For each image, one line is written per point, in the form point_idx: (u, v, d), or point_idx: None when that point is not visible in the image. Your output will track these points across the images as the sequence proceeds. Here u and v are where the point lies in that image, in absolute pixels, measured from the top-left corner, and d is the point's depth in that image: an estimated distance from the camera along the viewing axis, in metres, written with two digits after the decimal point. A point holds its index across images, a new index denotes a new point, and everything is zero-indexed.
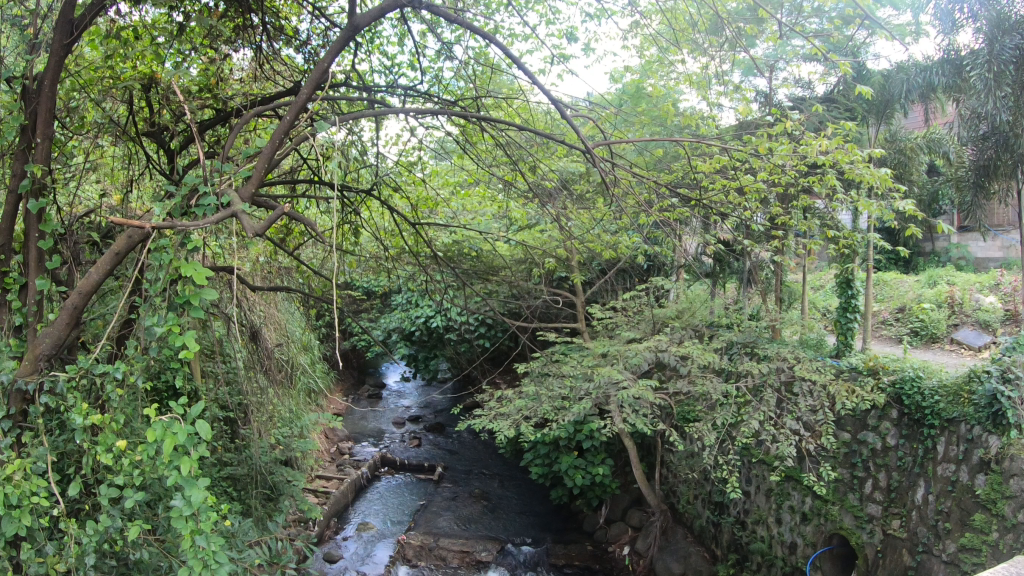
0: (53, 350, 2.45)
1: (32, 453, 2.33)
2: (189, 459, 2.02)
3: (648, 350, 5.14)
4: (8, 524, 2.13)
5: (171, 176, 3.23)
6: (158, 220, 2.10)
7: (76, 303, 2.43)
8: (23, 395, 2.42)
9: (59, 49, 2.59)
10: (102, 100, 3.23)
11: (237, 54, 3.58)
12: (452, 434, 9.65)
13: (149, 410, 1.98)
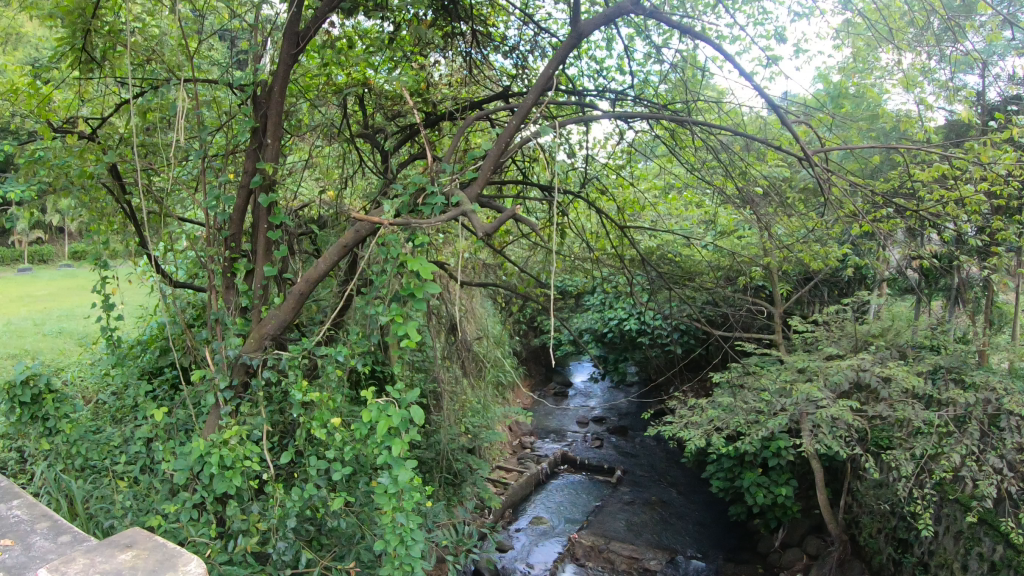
0: (277, 331, 2.66)
1: (251, 421, 2.56)
2: (401, 441, 2.13)
3: (848, 368, 4.79)
4: (221, 482, 2.36)
5: (387, 175, 3.45)
6: (388, 217, 2.24)
7: (301, 291, 2.59)
8: (245, 368, 2.68)
9: (285, 60, 2.82)
10: (323, 105, 3.48)
11: (447, 59, 3.73)
12: (635, 437, 9.56)
13: (367, 391, 2.12)
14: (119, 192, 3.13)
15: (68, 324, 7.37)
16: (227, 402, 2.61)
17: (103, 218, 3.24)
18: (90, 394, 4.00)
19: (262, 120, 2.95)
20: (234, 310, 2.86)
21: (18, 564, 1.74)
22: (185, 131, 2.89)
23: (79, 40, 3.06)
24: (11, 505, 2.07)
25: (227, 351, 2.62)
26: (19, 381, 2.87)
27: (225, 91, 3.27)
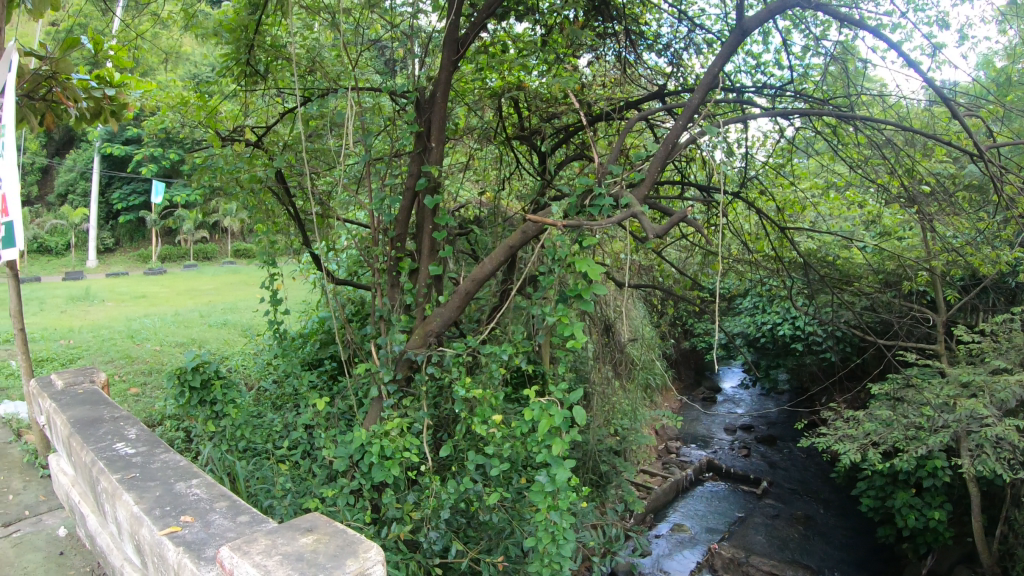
0: (442, 328, 2.67)
1: (413, 414, 2.66)
2: (561, 440, 2.14)
3: (1019, 384, 4.38)
4: (381, 471, 2.43)
5: (544, 178, 3.46)
6: (556, 217, 2.27)
7: (467, 290, 2.60)
8: (409, 363, 2.76)
9: (446, 65, 2.90)
10: (479, 109, 3.56)
11: (598, 58, 3.72)
12: (784, 448, 9.16)
13: (530, 390, 2.14)
14: (286, 197, 3.31)
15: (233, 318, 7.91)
16: (390, 395, 2.72)
17: (269, 220, 3.44)
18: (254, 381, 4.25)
19: (424, 125, 3.04)
20: (400, 307, 3.00)
21: (197, 539, 1.66)
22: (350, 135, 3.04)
23: (244, 55, 3.27)
24: (192, 482, 1.98)
25: (394, 345, 2.72)
26: (189, 367, 3.05)
27: (384, 98, 3.40)
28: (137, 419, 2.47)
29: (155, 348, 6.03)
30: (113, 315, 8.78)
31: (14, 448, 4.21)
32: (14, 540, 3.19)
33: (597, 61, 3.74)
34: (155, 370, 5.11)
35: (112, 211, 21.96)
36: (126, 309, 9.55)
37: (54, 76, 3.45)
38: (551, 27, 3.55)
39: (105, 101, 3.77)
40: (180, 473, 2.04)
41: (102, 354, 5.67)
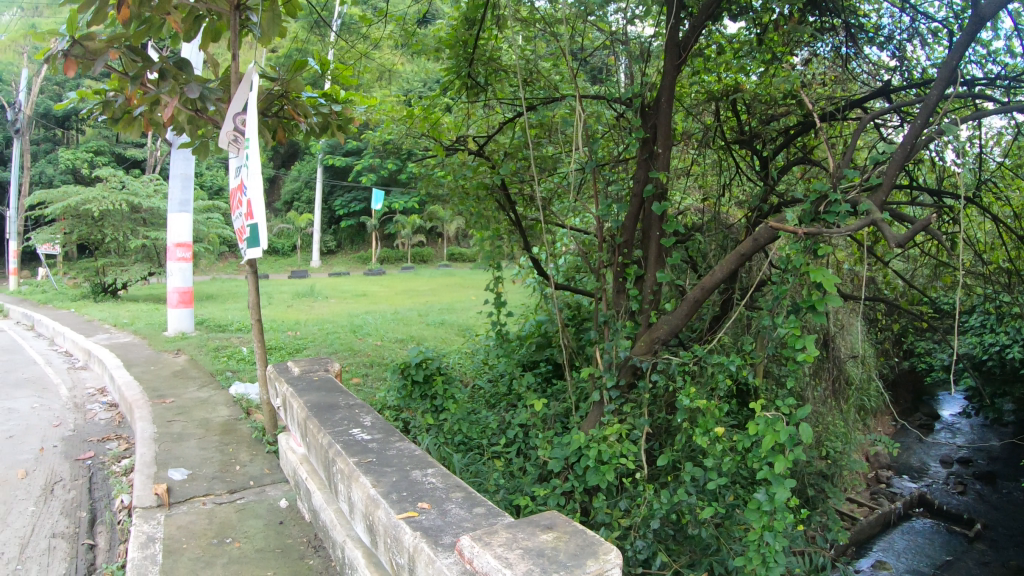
0: (667, 335, 3.35)
1: (632, 421, 3.32)
2: (783, 458, 2.56)
3: None
4: (597, 473, 3.07)
5: (766, 183, 3.80)
6: (789, 223, 2.79)
7: (696, 297, 3.22)
8: (632, 370, 3.49)
9: (671, 68, 3.59)
10: (697, 113, 4.15)
11: (815, 55, 4.18)
12: (1009, 488, 8.27)
13: (758, 408, 2.67)
14: (504, 205, 4.44)
15: (447, 321, 9.41)
16: (612, 399, 3.48)
17: (492, 225, 4.61)
18: (472, 377, 5.27)
19: (650, 130, 3.75)
20: (623, 313, 3.81)
21: (433, 526, 1.78)
22: (581, 141, 3.82)
23: (466, 68, 4.51)
24: (427, 472, 2.12)
25: (619, 351, 3.48)
26: (413, 361, 3.91)
27: (604, 105, 4.25)
28: (369, 407, 2.67)
29: (377, 344, 7.21)
30: (332, 319, 9.93)
31: (240, 425, 4.91)
32: (238, 505, 3.75)
33: (817, 58, 4.20)
34: (375, 363, 5.99)
35: (339, 217, 32.01)
36: (342, 315, 10.69)
37: (286, 94, 4.20)
38: (765, 26, 4.07)
39: (332, 116, 4.49)
40: (415, 462, 2.18)
41: (330, 346, 6.92)
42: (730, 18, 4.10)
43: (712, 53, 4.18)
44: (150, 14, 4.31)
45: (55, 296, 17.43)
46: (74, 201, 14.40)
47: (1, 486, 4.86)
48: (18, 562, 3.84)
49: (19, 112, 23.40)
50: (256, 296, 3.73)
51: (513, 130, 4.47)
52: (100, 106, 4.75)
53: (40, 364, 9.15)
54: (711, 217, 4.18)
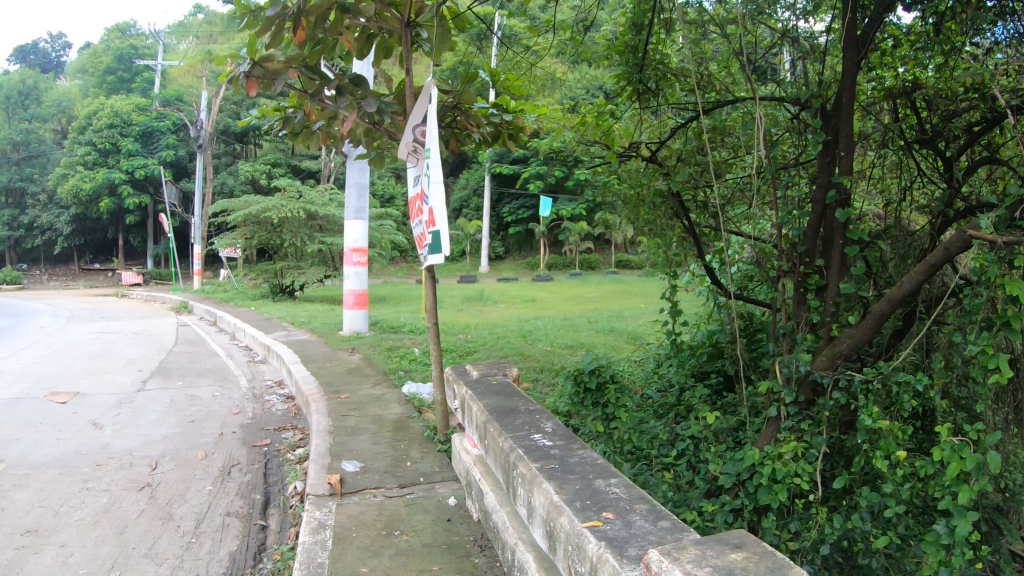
0: (849, 351, 3.30)
1: (809, 440, 3.26)
2: (970, 488, 2.46)
3: None
4: (770, 494, 3.06)
5: (951, 186, 3.59)
6: (984, 232, 2.64)
7: (882, 311, 3.13)
8: (813, 387, 3.42)
9: (850, 66, 3.59)
10: (873, 112, 4.02)
11: (996, 44, 3.79)
12: None
13: (943, 432, 2.57)
14: (677, 213, 4.57)
15: (615, 328, 9.61)
16: (791, 416, 3.42)
17: (668, 233, 4.68)
18: (642, 386, 5.51)
19: (832, 133, 3.71)
20: (804, 324, 3.76)
21: (618, 537, 1.90)
22: (759, 144, 3.89)
23: (637, 74, 4.80)
24: (610, 481, 2.31)
25: (800, 365, 3.39)
26: (588, 369, 4.40)
27: (780, 107, 4.23)
28: (547, 415, 2.96)
29: (546, 349, 7.52)
30: (500, 325, 10.28)
31: (411, 423, 5.15)
32: (408, 500, 3.92)
33: (999, 47, 3.80)
34: (547, 370, 6.31)
35: (503, 223, 34.91)
36: (509, 320, 11.06)
37: (459, 105, 4.73)
38: (942, 14, 3.85)
39: (503, 125, 5.00)
40: (598, 471, 2.39)
41: (501, 351, 7.32)
42: (903, 9, 3.95)
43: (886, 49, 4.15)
44: (323, 36, 4.61)
45: (237, 295, 19.06)
46: (256, 209, 15.82)
47: (184, 466, 5.37)
48: (195, 535, 4.20)
49: (201, 128, 25.76)
50: (433, 297, 4.30)
51: (687, 134, 4.64)
52: (281, 122, 5.15)
53: (223, 356, 10.03)
54: (892, 224, 3.96)
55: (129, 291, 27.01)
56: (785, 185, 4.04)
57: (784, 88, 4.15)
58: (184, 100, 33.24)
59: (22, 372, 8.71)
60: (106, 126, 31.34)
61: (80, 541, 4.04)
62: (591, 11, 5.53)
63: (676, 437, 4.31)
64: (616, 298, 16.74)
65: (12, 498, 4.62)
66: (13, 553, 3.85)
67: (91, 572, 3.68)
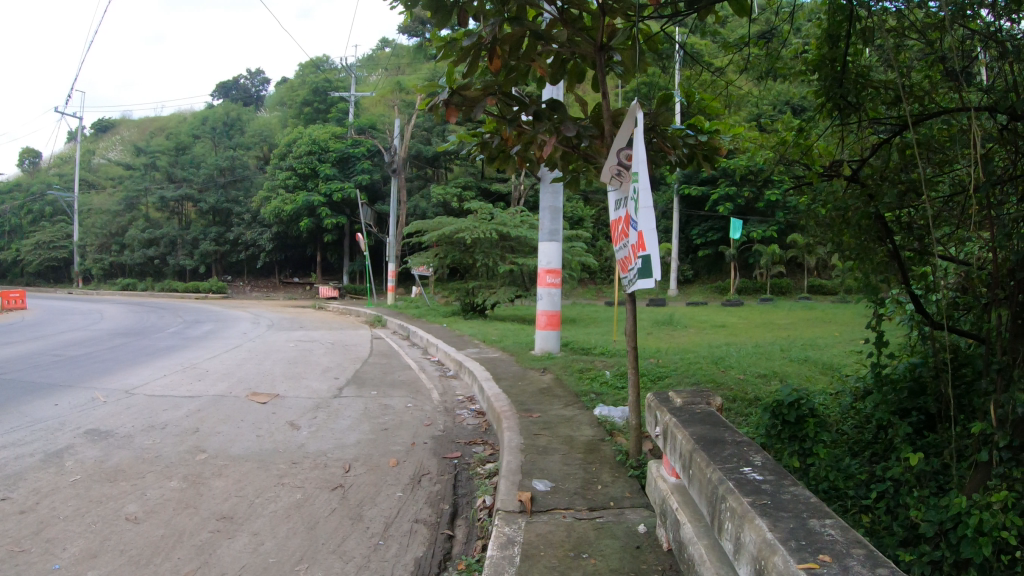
0: None
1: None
2: None
3: None
4: (976, 546, 2.88)
5: None
6: None
7: None
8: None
9: None
10: None
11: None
12: None
13: None
14: (881, 234, 4.22)
15: (811, 357, 9.08)
16: (1003, 461, 3.26)
17: (870, 258, 4.32)
18: (840, 421, 5.16)
19: None
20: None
21: None
22: (975, 159, 3.57)
23: (836, 88, 4.50)
24: (825, 522, 2.17)
25: (1016, 406, 3.18)
26: (787, 401, 4.19)
27: (988, 118, 3.89)
28: (755, 447, 2.84)
29: (741, 377, 7.28)
30: (690, 350, 10.03)
31: (603, 446, 5.14)
32: (597, 523, 3.90)
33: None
34: (740, 399, 6.06)
35: (691, 246, 34.19)
36: (703, 345, 10.81)
37: (655, 127, 4.72)
38: None
39: (699, 146, 4.90)
40: (811, 510, 2.24)
41: (693, 377, 7.13)
42: None
43: None
44: (516, 63, 4.77)
45: (430, 311, 20.11)
46: (449, 230, 16.65)
47: (377, 471, 5.70)
48: (383, 538, 4.43)
49: (395, 153, 27.44)
50: (632, 322, 4.29)
51: (888, 150, 4.34)
52: (479, 147, 5.34)
53: (416, 369, 10.59)
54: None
55: (328, 304, 29.33)
56: (1001, 205, 3.65)
57: (995, 95, 3.84)
58: (379, 129, 35.75)
59: (227, 372, 9.70)
60: (305, 154, 34.60)
61: (271, 531, 4.42)
62: (786, 22, 5.39)
63: (875, 477, 4.03)
64: (813, 325, 15.78)
65: (211, 486, 5.16)
66: (209, 536, 4.29)
67: (282, 561, 4.00)
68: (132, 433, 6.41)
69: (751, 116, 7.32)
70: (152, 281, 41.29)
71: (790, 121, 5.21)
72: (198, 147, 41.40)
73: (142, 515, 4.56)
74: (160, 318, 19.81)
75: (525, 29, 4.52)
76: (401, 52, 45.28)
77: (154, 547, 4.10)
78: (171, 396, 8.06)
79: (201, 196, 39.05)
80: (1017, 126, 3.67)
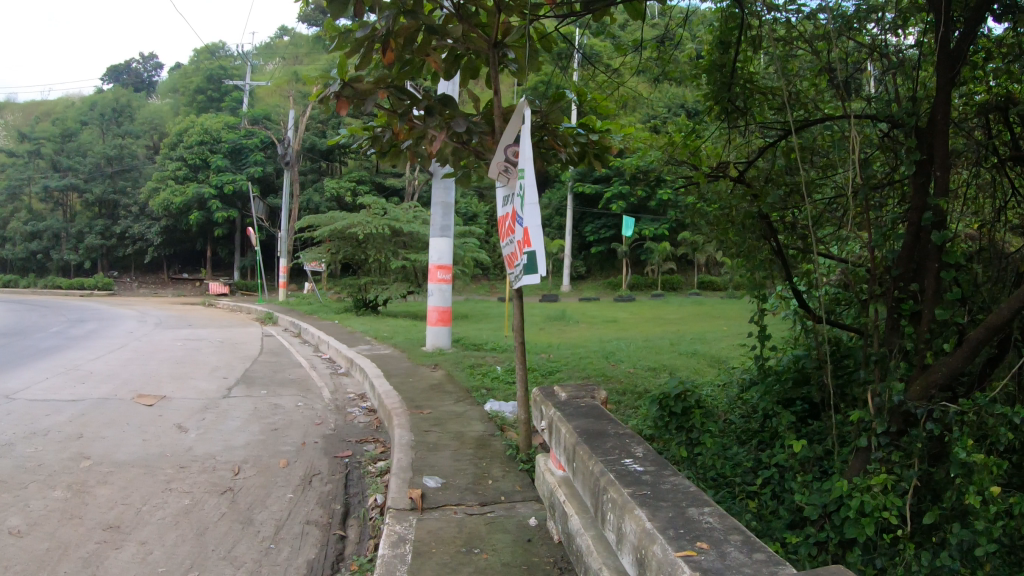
0: (943, 380, 3.32)
1: (902, 473, 3.25)
2: None
3: None
4: (859, 527, 3.07)
5: None
6: None
7: (975, 343, 3.21)
8: (903, 416, 3.46)
9: (944, 84, 3.62)
10: (966, 128, 4.07)
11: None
12: None
13: None
14: (766, 234, 4.43)
15: (698, 350, 9.43)
16: (880, 447, 3.46)
17: (756, 256, 4.53)
18: (726, 411, 5.40)
19: (926, 151, 3.68)
20: (898, 351, 3.71)
21: (713, 568, 1.86)
22: (852, 163, 3.83)
23: (724, 92, 4.71)
24: (702, 510, 2.26)
25: (892, 395, 3.42)
26: (673, 394, 4.31)
27: (871, 125, 4.17)
28: (637, 439, 2.92)
29: (630, 370, 7.51)
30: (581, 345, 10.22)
31: (494, 441, 5.18)
32: (488, 518, 3.92)
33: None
34: (629, 392, 6.23)
35: (584, 243, 34.96)
36: (594, 340, 11.06)
37: (545, 125, 4.78)
38: None
39: (589, 145, 5.01)
40: (689, 499, 2.33)
41: (584, 372, 7.26)
42: (996, 20, 4.13)
43: (977, 64, 4.20)
44: (409, 56, 4.71)
45: (322, 308, 19.64)
46: (342, 225, 16.30)
47: (267, 473, 5.52)
48: (274, 541, 4.29)
49: (288, 145, 26.57)
50: (519, 318, 4.32)
51: (774, 153, 4.54)
52: (370, 141, 5.25)
53: (307, 367, 10.32)
54: (986, 246, 3.91)
55: (217, 301, 28.17)
56: (876, 206, 3.92)
57: (874, 105, 4.12)
58: (274, 120, 34.70)
59: (111, 374, 9.17)
60: (196, 143, 33.23)
61: (160, 539, 4.20)
62: (677, 28, 5.60)
63: (761, 465, 4.20)
64: (701, 320, 16.41)
65: (95, 494, 4.85)
66: (95, 547, 4.03)
67: (170, 570, 3.81)
68: (9, 441, 5.93)
69: (644, 118, 7.56)
70: (21, 276, 38.40)
71: (676, 124, 5.43)
72: (85, 134, 39.08)
73: (24, 528, 4.23)
74: (35, 316, 18.46)
75: (420, 23, 4.47)
76: (294, 41, 44.04)
77: (35, 561, 3.82)
78: (50, 400, 7.54)
79: (87, 186, 36.58)
80: (896, 133, 3.92)
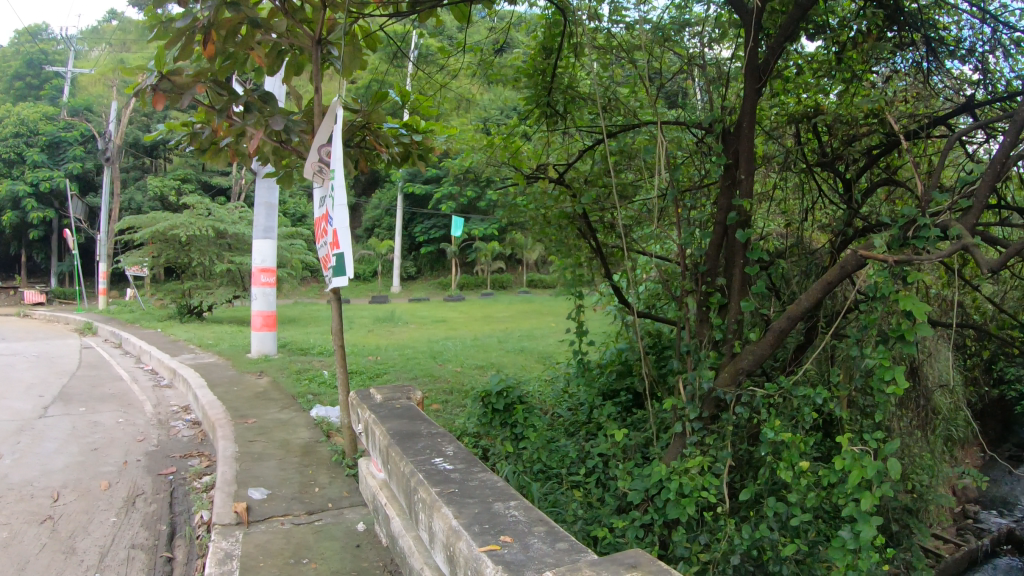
0: (748, 367, 3.58)
1: (716, 455, 3.51)
2: (869, 494, 2.84)
3: None
4: (682, 507, 3.28)
5: (852, 204, 4.06)
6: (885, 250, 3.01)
7: (777, 334, 3.51)
8: (714, 401, 3.73)
9: (750, 94, 3.92)
10: (778, 135, 4.47)
11: (893, 71, 4.49)
12: None
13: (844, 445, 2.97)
14: (583, 233, 4.68)
15: (530, 347, 9.74)
16: (696, 430, 3.70)
17: (576, 253, 4.80)
18: (553, 405, 5.58)
19: (733, 155, 4.00)
20: (708, 341, 4.00)
21: (516, 560, 1.92)
22: (662, 166, 4.09)
23: (545, 96, 4.90)
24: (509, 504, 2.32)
25: (702, 382, 3.69)
26: (495, 391, 4.47)
27: (686, 131, 4.46)
28: (449, 439, 2.97)
29: (460, 370, 7.59)
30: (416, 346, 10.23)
31: (322, 447, 5.07)
32: (316, 527, 3.82)
33: (896, 75, 4.51)
34: (458, 391, 6.30)
35: (417, 243, 34.92)
36: (428, 341, 11.09)
37: (367, 125, 4.70)
38: (844, 44, 4.55)
39: (413, 145, 5.04)
40: (496, 494, 2.40)
41: (413, 373, 7.26)
42: (810, 39, 4.64)
43: (788, 77, 4.63)
44: (233, 50, 4.49)
45: (144, 315, 18.30)
46: (164, 227, 15.29)
47: (84, 497, 5.07)
48: (98, 570, 3.96)
49: (110, 141, 24.60)
50: (339, 320, 4.27)
51: (593, 156, 4.75)
52: (187, 139, 4.97)
53: (128, 380, 9.58)
54: (794, 243, 4.34)
55: (23, 310, 25.50)
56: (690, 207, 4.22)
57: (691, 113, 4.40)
58: (93, 113, 32.10)
59: None
60: (8, 136, 30.12)
61: None
62: (502, 33, 5.73)
63: (588, 454, 4.37)
64: (529, 317, 16.96)
65: None
66: None
67: None
68: None
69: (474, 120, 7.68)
70: None
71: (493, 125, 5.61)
72: None
73: None
74: None
75: (243, 16, 4.27)
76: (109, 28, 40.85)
77: None
78: None
79: None
80: (709, 139, 4.22)
